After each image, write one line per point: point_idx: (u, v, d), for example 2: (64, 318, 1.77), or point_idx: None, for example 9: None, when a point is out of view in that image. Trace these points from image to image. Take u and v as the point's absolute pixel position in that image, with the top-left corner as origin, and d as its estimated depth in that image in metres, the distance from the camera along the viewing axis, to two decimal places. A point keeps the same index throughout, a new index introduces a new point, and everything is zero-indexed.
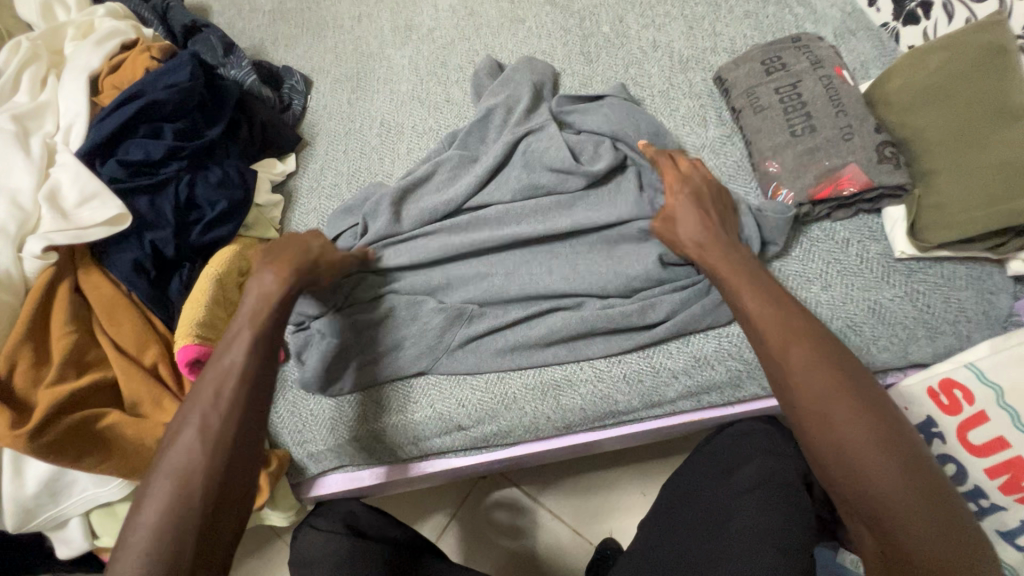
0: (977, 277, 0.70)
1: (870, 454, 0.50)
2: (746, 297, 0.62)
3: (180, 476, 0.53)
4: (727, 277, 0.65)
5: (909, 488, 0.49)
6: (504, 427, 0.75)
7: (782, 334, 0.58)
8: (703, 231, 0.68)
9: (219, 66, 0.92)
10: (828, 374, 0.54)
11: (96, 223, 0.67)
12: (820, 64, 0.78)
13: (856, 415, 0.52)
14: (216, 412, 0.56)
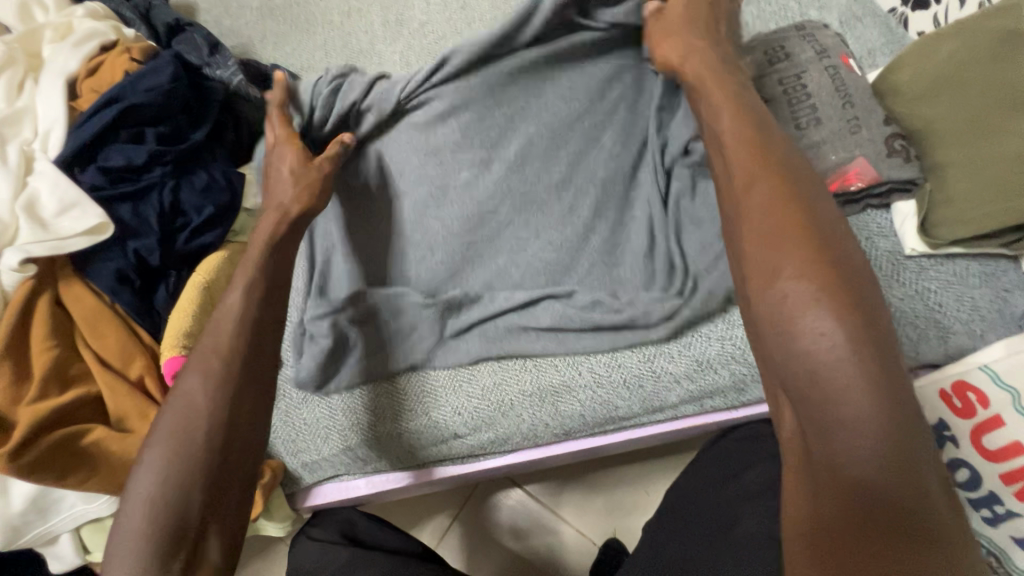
0: (990, 274, 0.68)
1: (815, 316, 0.42)
2: (730, 146, 0.54)
3: (178, 441, 0.50)
4: (717, 134, 0.57)
5: (853, 359, 0.41)
6: (501, 434, 0.73)
7: (747, 169, 0.51)
8: (708, 96, 0.60)
9: (204, 66, 0.86)
10: (795, 228, 0.46)
11: (76, 233, 0.65)
12: (826, 53, 0.75)
13: (812, 274, 0.44)
14: (212, 374, 0.53)
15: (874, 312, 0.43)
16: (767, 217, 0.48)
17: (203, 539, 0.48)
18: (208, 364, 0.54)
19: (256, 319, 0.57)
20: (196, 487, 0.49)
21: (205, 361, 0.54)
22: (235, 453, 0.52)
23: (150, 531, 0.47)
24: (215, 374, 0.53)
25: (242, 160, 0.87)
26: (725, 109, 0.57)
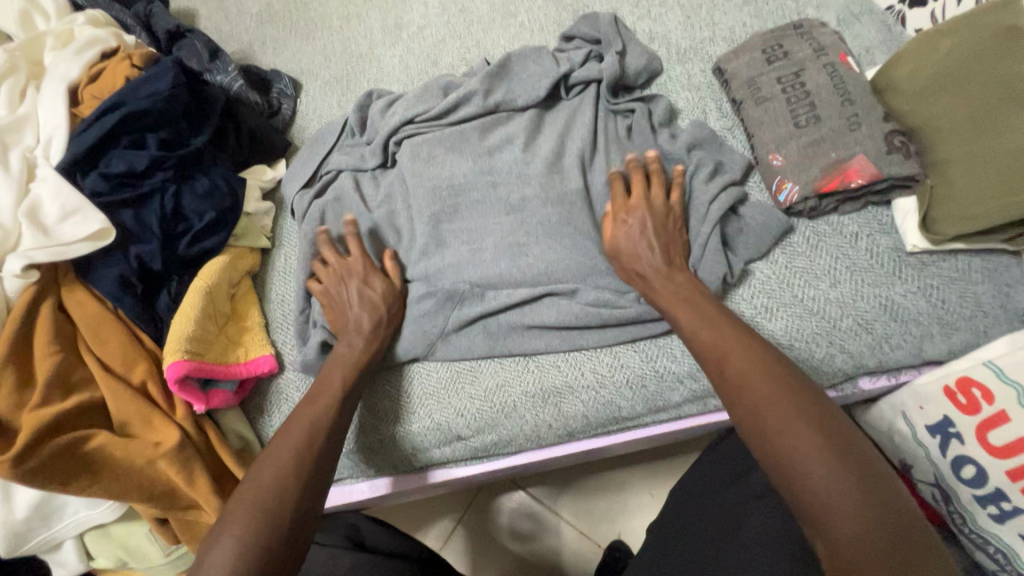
0: (993, 270, 0.67)
1: (806, 445, 0.47)
2: (685, 315, 0.62)
3: (264, 494, 0.53)
4: (670, 303, 0.64)
5: (846, 482, 0.45)
6: (504, 436, 0.73)
7: (713, 333, 0.59)
8: (653, 270, 0.67)
9: (205, 71, 0.90)
10: (763, 373, 0.53)
11: (78, 239, 0.65)
12: (824, 51, 0.75)
13: (793, 408, 0.50)
14: (304, 453, 0.57)
15: (845, 429, 0.49)
16: (742, 366, 0.54)
17: None
18: (301, 441, 0.58)
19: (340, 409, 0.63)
20: (276, 541, 0.51)
21: (295, 434, 0.59)
22: (310, 513, 0.55)
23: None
24: (306, 454, 0.58)
25: (243, 164, 0.87)
26: (680, 281, 0.66)
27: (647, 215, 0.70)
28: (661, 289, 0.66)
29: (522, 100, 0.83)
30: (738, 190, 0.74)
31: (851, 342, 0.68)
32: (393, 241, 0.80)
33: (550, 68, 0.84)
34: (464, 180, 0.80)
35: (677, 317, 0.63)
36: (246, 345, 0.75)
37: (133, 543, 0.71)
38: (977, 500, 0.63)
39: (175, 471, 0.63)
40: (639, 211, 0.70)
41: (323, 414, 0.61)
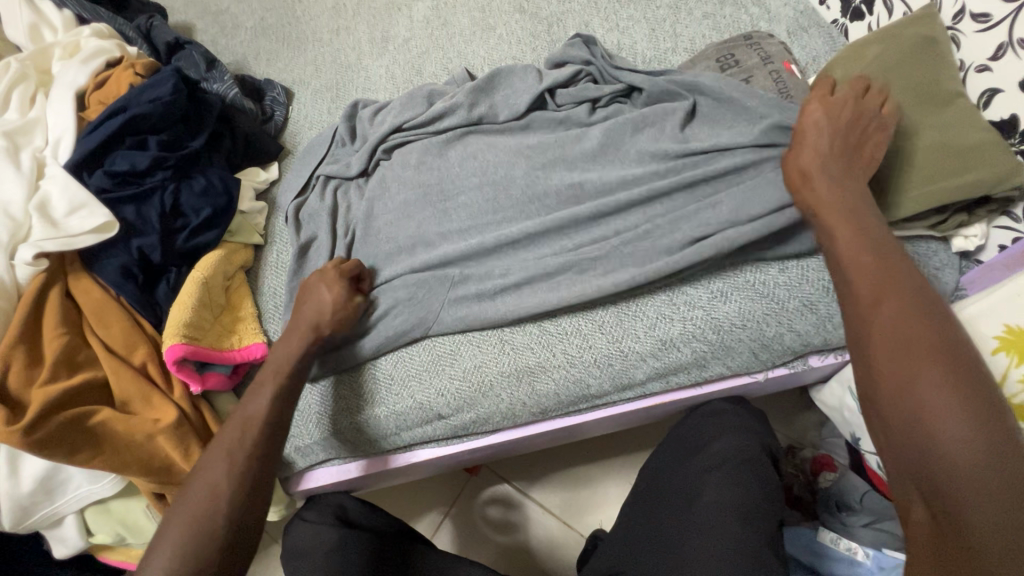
0: (924, 255, 0.74)
1: (956, 420, 0.45)
2: (844, 243, 0.58)
3: (200, 508, 0.58)
4: (825, 218, 0.60)
5: (993, 465, 0.44)
6: (482, 414, 0.78)
7: (877, 283, 0.53)
8: (821, 175, 0.63)
9: (203, 80, 0.96)
10: (929, 331, 0.49)
11: (85, 231, 0.70)
12: (770, 60, 0.83)
13: (949, 378, 0.47)
14: (236, 455, 0.61)
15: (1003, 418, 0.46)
16: (897, 332, 0.50)
17: None
18: (231, 443, 0.62)
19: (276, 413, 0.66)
20: (208, 556, 0.55)
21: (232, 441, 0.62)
22: (244, 527, 0.59)
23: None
24: (238, 456, 0.61)
25: (237, 166, 0.93)
26: (841, 197, 0.61)
27: (831, 118, 0.65)
28: (824, 208, 0.61)
29: (505, 114, 0.90)
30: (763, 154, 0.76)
31: (797, 321, 0.75)
32: (379, 236, 0.87)
33: (532, 84, 0.91)
34: (451, 188, 0.87)
35: (834, 238, 0.59)
36: (240, 334, 0.80)
37: (132, 520, 0.75)
38: None
39: (173, 445, 0.68)
40: (823, 112, 0.66)
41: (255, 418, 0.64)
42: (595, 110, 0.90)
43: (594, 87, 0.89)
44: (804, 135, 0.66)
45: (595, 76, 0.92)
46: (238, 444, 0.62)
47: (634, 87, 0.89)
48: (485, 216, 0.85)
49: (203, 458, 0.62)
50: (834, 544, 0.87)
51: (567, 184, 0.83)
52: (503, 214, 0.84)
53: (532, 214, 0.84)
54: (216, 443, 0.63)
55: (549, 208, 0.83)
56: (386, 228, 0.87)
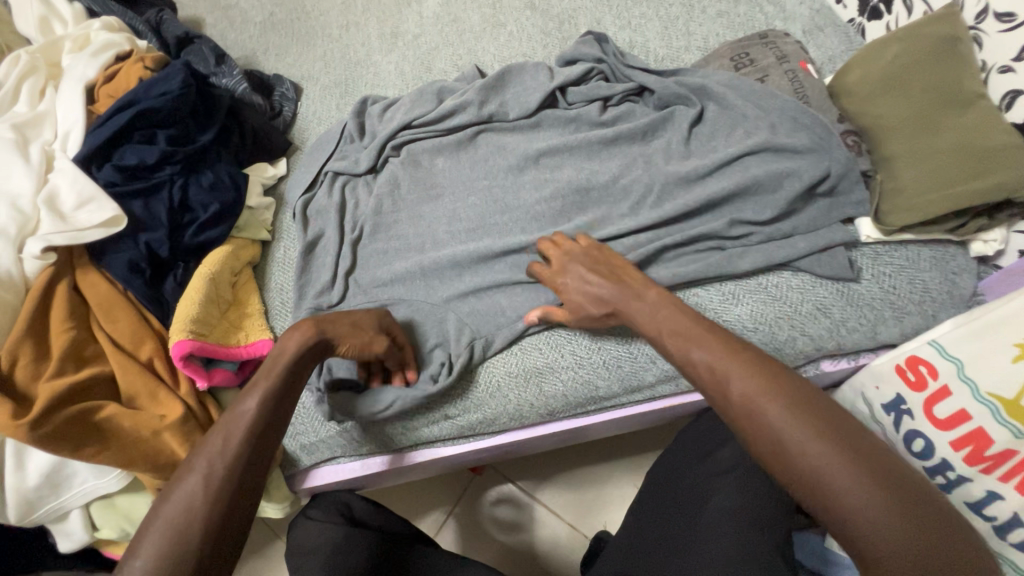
0: (940, 259, 0.73)
1: (823, 457, 0.47)
2: (670, 329, 0.62)
3: (174, 524, 0.50)
4: (660, 333, 0.63)
5: (871, 486, 0.45)
6: (489, 415, 0.78)
7: (711, 354, 0.57)
8: (623, 308, 0.67)
9: (212, 75, 0.96)
10: (781, 389, 0.51)
11: (93, 225, 0.70)
12: (786, 59, 0.82)
13: (807, 418, 0.49)
14: (220, 460, 0.54)
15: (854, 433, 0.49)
16: (750, 388, 0.52)
17: None
18: (217, 448, 0.55)
19: (267, 415, 0.59)
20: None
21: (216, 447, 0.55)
22: (225, 547, 0.51)
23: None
24: (222, 461, 0.54)
25: (246, 162, 0.93)
26: (667, 312, 0.63)
27: (576, 266, 0.72)
28: (645, 308, 0.65)
29: (514, 113, 0.89)
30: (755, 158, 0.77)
31: (810, 325, 0.73)
32: (387, 233, 0.86)
33: (544, 83, 0.89)
34: (462, 187, 0.87)
35: (670, 347, 0.61)
36: (246, 330, 0.80)
37: (137, 515, 0.74)
38: (927, 472, 0.68)
39: (179, 441, 0.67)
40: (569, 260, 0.73)
41: (244, 421, 0.57)
42: (607, 108, 0.89)
43: (606, 85, 0.89)
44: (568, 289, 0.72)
45: (607, 75, 0.91)
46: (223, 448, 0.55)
47: (646, 87, 0.89)
48: (494, 215, 0.84)
49: (182, 467, 0.54)
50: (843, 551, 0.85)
51: (577, 183, 0.82)
52: (513, 214, 0.84)
53: (542, 213, 0.83)
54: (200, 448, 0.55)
55: (557, 209, 0.82)
56: (394, 226, 0.87)
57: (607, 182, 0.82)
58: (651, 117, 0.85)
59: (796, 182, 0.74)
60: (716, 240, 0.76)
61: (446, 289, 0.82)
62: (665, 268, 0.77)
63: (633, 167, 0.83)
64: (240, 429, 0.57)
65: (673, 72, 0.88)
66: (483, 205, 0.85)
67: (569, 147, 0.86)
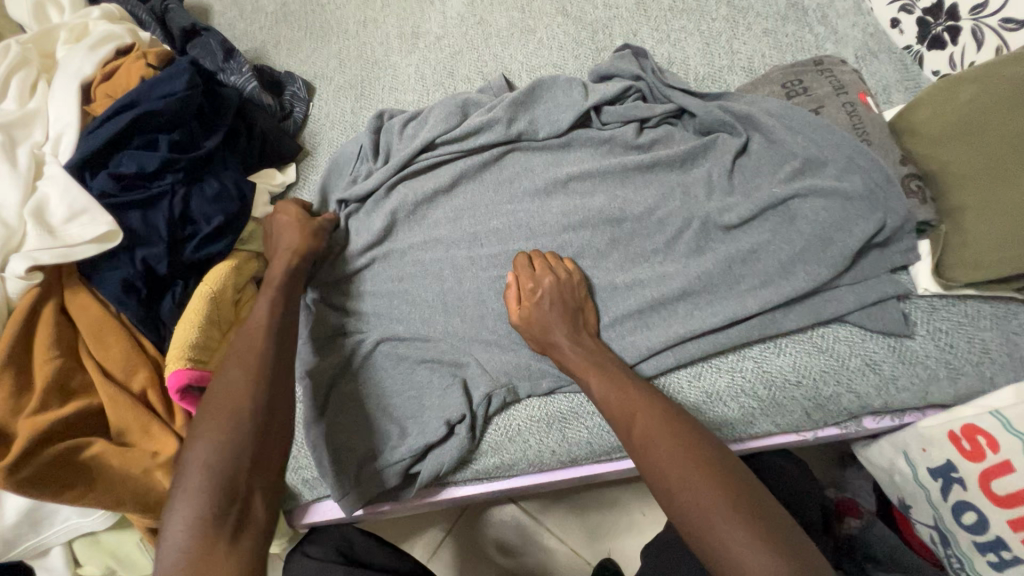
0: (1002, 317, 0.68)
1: (725, 518, 0.50)
2: (596, 385, 0.64)
3: (222, 410, 0.54)
4: (581, 370, 0.66)
5: (770, 545, 0.48)
6: (507, 460, 0.73)
7: (630, 410, 0.61)
8: (566, 340, 0.69)
9: (220, 72, 0.89)
10: (676, 427, 0.58)
11: (84, 241, 0.63)
12: (843, 89, 0.76)
13: (715, 481, 0.52)
14: (247, 359, 0.58)
15: (754, 493, 0.52)
16: (668, 452, 0.55)
17: (250, 502, 0.50)
18: (241, 348, 0.59)
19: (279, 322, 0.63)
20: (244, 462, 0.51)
21: (242, 349, 0.59)
22: (275, 430, 0.55)
23: (198, 505, 0.48)
24: (248, 359, 0.58)
25: (253, 168, 0.87)
26: (598, 360, 0.67)
27: (555, 284, 0.71)
28: (576, 358, 0.67)
29: (543, 132, 0.82)
30: (807, 196, 0.71)
31: (858, 382, 0.68)
32: (402, 256, 0.81)
33: (577, 100, 0.83)
34: (484, 209, 0.81)
35: (589, 384, 0.65)
36: None
37: (124, 552, 0.69)
38: (977, 547, 0.64)
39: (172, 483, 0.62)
40: (552, 276, 0.72)
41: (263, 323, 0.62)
42: (643, 130, 0.83)
43: (644, 106, 0.82)
44: (536, 295, 0.71)
45: (645, 93, 0.84)
46: (246, 349, 0.59)
47: (686, 109, 0.82)
48: (519, 242, 0.79)
49: (220, 372, 0.58)
50: None
51: (609, 214, 0.77)
52: (538, 242, 0.78)
53: (570, 243, 0.77)
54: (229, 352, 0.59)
55: (585, 240, 0.77)
56: (410, 246, 0.81)
57: (642, 214, 0.76)
58: (691, 143, 0.79)
59: (851, 229, 0.68)
60: (758, 283, 0.71)
61: (466, 322, 0.77)
62: (700, 311, 0.71)
63: (671, 198, 0.77)
64: (259, 335, 0.61)
65: (717, 95, 0.82)
66: (505, 229, 0.79)
67: (603, 171, 0.80)
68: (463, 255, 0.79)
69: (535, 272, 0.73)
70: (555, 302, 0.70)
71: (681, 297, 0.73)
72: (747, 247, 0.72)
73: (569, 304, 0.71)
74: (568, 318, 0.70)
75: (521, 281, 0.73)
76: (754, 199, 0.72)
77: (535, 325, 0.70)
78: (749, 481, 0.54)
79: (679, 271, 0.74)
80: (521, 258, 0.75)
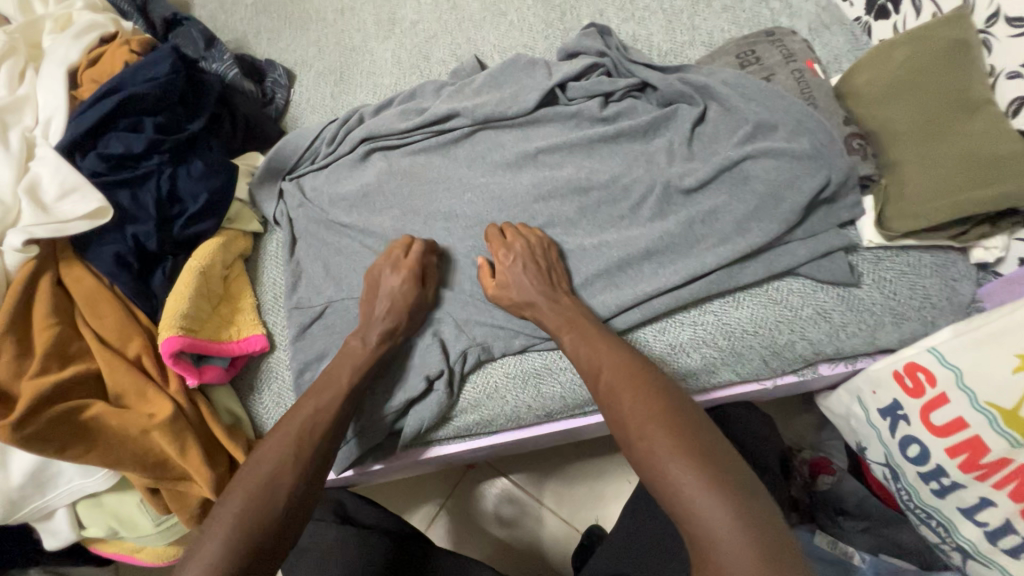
0: (941, 265, 0.73)
1: (671, 452, 0.54)
2: (569, 343, 0.70)
3: (255, 494, 0.57)
4: (558, 328, 0.71)
5: (707, 474, 0.52)
6: (487, 416, 0.77)
7: (599, 362, 0.66)
8: (542, 300, 0.73)
9: (201, 59, 0.93)
10: (641, 378, 0.62)
11: (77, 216, 0.67)
12: (792, 58, 0.81)
13: (666, 421, 0.57)
14: (298, 446, 0.61)
15: (705, 433, 0.56)
16: (630, 397, 0.60)
17: None
18: (298, 434, 0.62)
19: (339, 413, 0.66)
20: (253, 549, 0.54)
21: (297, 433, 0.62)
22: (298, 516, 0.58)
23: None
24: (300, 447, 0.61)
25: (237, 150, 0.91)
26: (568, 312, 0.72)
27: (525, 251, 0.76)
28: (552, 318, 0.72)
29: (514, 109, 0.85)
30: (759, 159, 0.76)
31: (810, 329, 0.73)
32: (381, 229, 0.84)
33: (544, 78, 0.87)
34: (458, 183, 0.85)
35: (563, 341, 0.70)
36: (239, 325, 0.78)
37: (125, 513, 0.73)
38: (921, 477, 0.69)
39: (168, 441, 0.66)
40: (521, 244, 0.77)
41: (325, 413, 0.65)
42: (608, 104, 0.87)
43: (608, 81, 0.87)
44: (508, 263, 0.75)
45: (610, 71, 0.88)
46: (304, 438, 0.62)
47: (648, 83, 0.87)
48: (494, 214, 0.83)
49: (259, 450, 0.61)
50: None
51: (577, 183, 0.81)
52: (510, 212, 0.83)
53: (545, 212, 0.82)
54: (280, 431, 0.63)
55: (555, 208, 0.82)
56: (390, 219, 0.84)
57: (608, 181, 0.81)
58: (653, 114, 0.83)
59: (801, 187, 0.73)
60: (715, 242, 0.75)
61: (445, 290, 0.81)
62: (664, 270, 0.76)
63: (635, 167, 0.81)
64: (313, 424, 0.63)
65: (676, 68, 0.86)
66: (480, 201, 0.84)
67: (571, 143, 0.84)
68: (440, 226, 0.83)
69: (505, 241, 0.77)
70: (526, 267, 0.74)
71: (646, 258, 0.77)
72: (704, 208, 0.76)
73: (540, 267, 0.75)
74: (541, 280, 0.74)
75: (497, 251, 0.77)
76: (711, 164, 0.77)
77: (512, 291, 0.75)
78: (703, 423, 0.57)
79: (643, 234, 0.78)
80: (490, 232, 0.79)
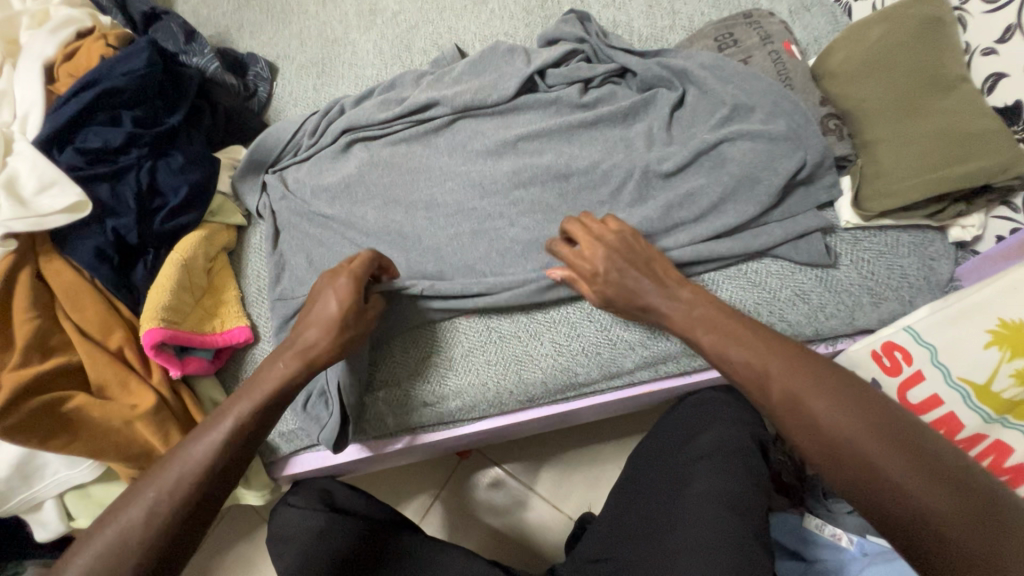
0: (919, 244, 0.73)
1: (863, 434, 0.49)
2: (696, 327, 0.63)
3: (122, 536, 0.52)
4: (689, 328, 0.64)
5: (908, 454, 0.48)
6: (468, 402, 0.77)
7: (735, 343, 0.59)
8: (663, 302, 0.66)
9: (181, 53, 0.92)
10: (810, 370, 0.54)
11: (55, 210, 0.67)
12: (770, 39, 0.81)
13: (841, 400, 0.52)
14: (180, 488, 0.54)
15: (881, 408, 0.52)
16: (787, 377, 0.54)
17: None
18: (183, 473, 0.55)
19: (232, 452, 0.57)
20: None
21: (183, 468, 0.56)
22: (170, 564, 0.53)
23: None
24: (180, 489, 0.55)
25: (218, 144, 0.91)
26: (701, 307, 0.63)
27: (612, 253, 0.68)
28: (677, 314, 0.65)
29: (494, 96, 0.86)
30: (735, 142, 0.76)
31: (789, 311, 0.73)
32: (362, 219, 0.84)
33: (523, 65, 0.87)
34: (439, 172, 0.85)
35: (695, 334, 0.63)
36: (222, 317, 0.79)
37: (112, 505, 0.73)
38: None
39: (151, 432, 0.67)
40: (604, 245, 0.68)
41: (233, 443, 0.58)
42: (588, 90, 0.87)
43: (587, 67, 0.87)
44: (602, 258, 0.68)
45: (589, 56, 0.89)
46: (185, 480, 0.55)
47: (628, 68, 0.86)
48: (474, 202, 0.82)
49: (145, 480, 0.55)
50: (821, 530, 0.82)
51: (557, 169, 0.81)
52: (490, 200, 0.82)
53: (526, 200, 0.81)
54: (168, 464, 0.56)
55: (535, 195, 0.81)
56: (371, 209, 0.84)
57: (587, 167, 0.80)
58: (632, 100, 0.83)
59: (777, 170, 0.73)
60: (693, 226, 0.75)
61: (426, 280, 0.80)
62: None
63: (614, 153, 0.81)
64: (205, 465, 0.56)
65: (656, 52, 0.86)
66: (459, 189, 0.83)
67: (550, 130, 0.84)
68: (421, 215, 0.83)
69: (586, 236, 0.70)
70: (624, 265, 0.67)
71: None
72: (683, 192, 0.76)
73: (639, 259, 0.68)
74: (656, 275, 0.67)
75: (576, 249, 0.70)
76: (689, 148, 0.76)
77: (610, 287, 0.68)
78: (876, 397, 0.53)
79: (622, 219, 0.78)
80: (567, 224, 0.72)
